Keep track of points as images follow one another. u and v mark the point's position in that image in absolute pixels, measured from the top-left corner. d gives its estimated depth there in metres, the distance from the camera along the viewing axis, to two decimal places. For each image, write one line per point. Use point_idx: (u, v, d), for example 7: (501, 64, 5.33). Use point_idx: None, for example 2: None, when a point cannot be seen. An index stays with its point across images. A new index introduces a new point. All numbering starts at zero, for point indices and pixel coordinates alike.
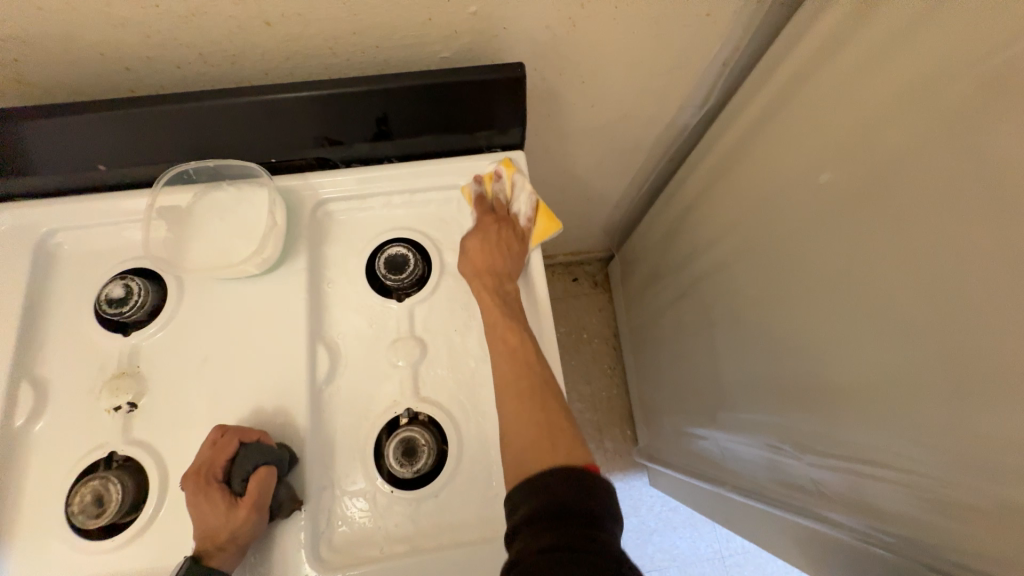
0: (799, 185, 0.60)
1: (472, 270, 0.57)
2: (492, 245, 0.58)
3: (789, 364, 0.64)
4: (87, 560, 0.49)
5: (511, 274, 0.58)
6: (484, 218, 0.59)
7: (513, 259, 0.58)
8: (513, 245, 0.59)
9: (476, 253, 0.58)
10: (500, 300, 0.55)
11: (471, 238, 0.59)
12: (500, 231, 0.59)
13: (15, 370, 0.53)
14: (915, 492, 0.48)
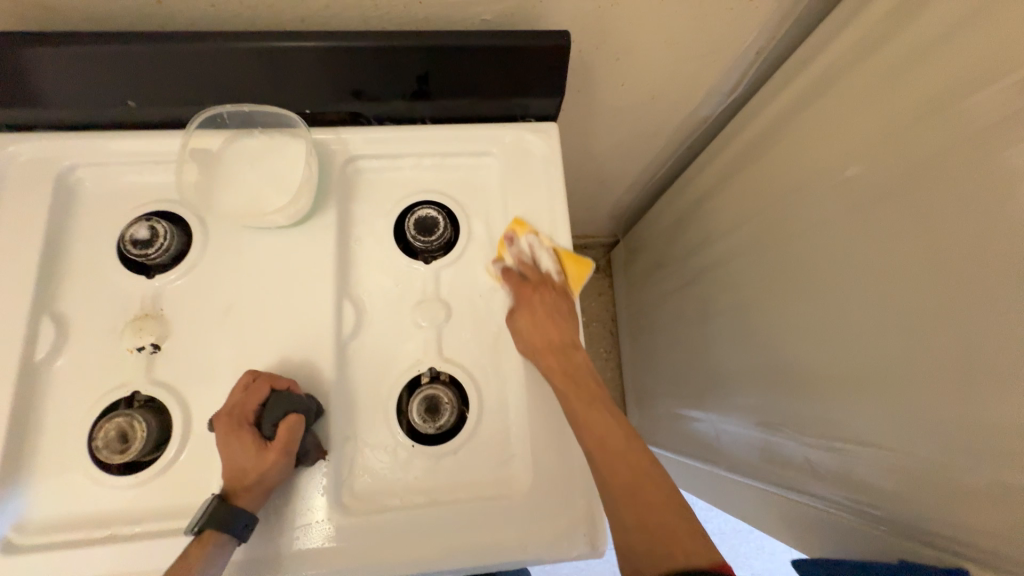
0: (816, 178, 0.61)
1: (535, 354, 0.54)
2: (546, 320, 0.55)
3: (789, 350, 0.66)
4: (107, 495, 0.49)
5: (573, 342, 0.55)
6: (524, 294, 0.57)
7: (569, 325, 0.56)
8: (563, 308, 0.57)
9: (534, 332, 0.55)
10: (568, 372, 0.53)
11: (520, 316, 0.56)
12: (547, 302, 0.57)
13: (36, 305, 0.52)
14: (905, 472, 0.50)
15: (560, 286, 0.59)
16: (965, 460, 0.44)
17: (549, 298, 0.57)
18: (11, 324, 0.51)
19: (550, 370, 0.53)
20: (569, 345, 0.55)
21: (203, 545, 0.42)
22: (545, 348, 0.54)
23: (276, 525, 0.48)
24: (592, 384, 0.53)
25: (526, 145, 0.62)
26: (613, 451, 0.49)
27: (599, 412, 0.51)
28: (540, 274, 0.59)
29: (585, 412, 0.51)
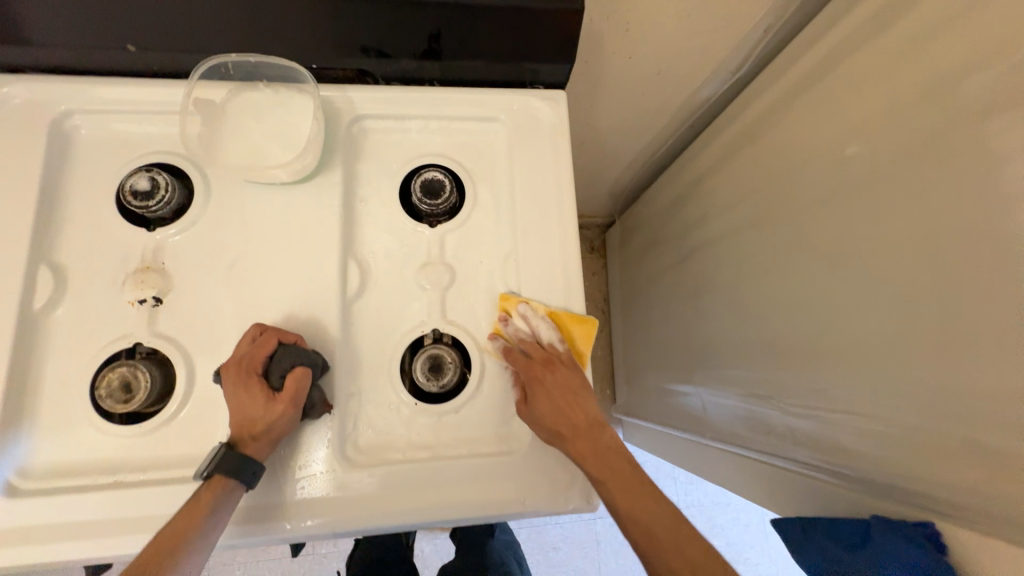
0: (815, 157, 0.62)
1: (564, 446, 0.51)
2: (565, 405, 0.52)
3: (779, 325, 0.68)
4: (110, 443, 0.50)
5: (595, 419, 0.52)
6: (536, 379, 0.53)
7: (587, 400, 0.53)
8: (577, 383, 0.53)
9: (557, 421, 0.51)
10: (600, 458, 0.50)
11: (538, 403, 0.52)
12: (560, 381, 0.53)
13: (33, 253, 0.51)
14: (880, 435, 0.53)
15: (567, 357, 0.56)
16: (941, 424, 0.47)
17: (561, 376, 0.53)
18: (9, 272, 0.50)
19: (583, 460, 0.50)
20: (595, 426, 0.52)
21: (213, 489, 0.43)
22: (572, 439, 0.51)
23: (282, 473, 0.50)
24: (626, 463, 0.51)
25: (534, 113, 0.62)
26: (661, 541, 0.47)
27: (640, 498, 0.49)
28: (545, 350, 0.55)
29: (624, 499, 0.49)
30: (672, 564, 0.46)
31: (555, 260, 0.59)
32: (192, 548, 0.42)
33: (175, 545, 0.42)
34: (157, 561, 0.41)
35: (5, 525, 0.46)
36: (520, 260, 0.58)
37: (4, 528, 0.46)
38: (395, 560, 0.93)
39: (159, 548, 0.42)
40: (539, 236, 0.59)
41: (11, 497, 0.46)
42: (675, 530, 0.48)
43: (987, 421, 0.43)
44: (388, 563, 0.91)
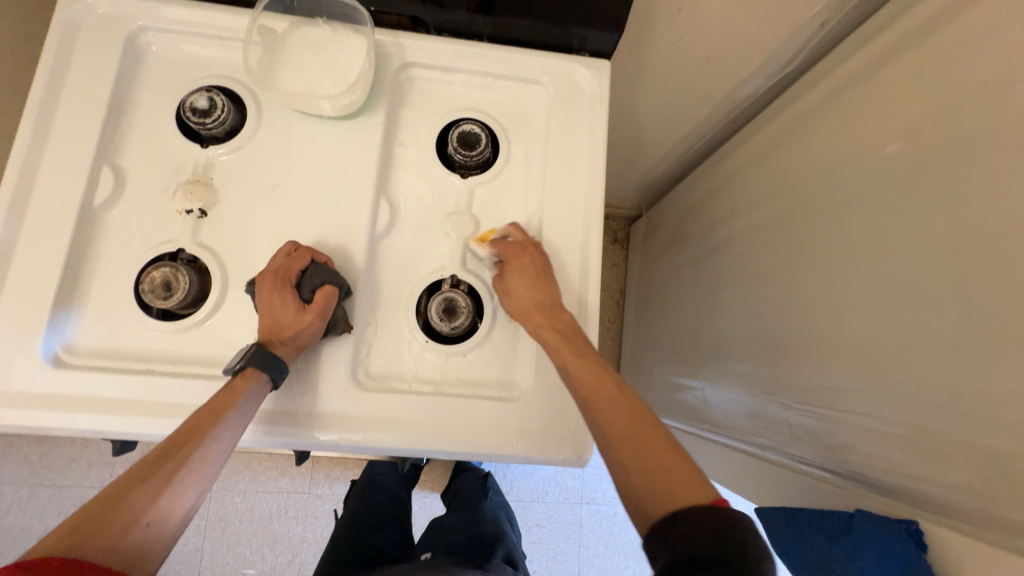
0: (854, 156, 0.61)
1: (524, 316, 0.54)
2: (531, 281, 0.55)
3: (792, 322, 0.68)
4: (147, 336, 0.54)
5: (557, 300, 0.54)
6: (509, 255, 0.56)
7: (552, 283, 0.55)
8: (546, 266, 0.56)
9: (522, 295, 0.54)
10: (556, 330, 0.52)
11: (511, 279, 0.55)
12: (531, 262, 0.56)
13: (98, 153, 0.55)
14: (879, 434, 0.53)
15: (549, 252, 0.57)
16: (943, 425, 0.47)
17: (533, 258, 0.56)
18: (75, 168, 0.54)
19: (541, 332, 0.53)
20: (555, 305, 0.54)
21: (246, 379, 0.49)
22: (531, 310, 0.54)
23: (299, 385, 0.54)
24: (580, 339, 0.52)
25: (576, 79, 0.63)
26: (606, 401, 0.47)
27: (589, 364, 0.49)
28: (525, 234, 0.58)
29: (573, 362, 0.50)
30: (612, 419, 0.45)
31: (577, 223, 0.60)
32: (225, 424, 0.47)
33: (210, 421, 0.47)
34: (202, 428, 0.46)
35: (50, 392, 0.50)
36: (543, 220, 0.60)
37: (48, 395, 0.50)
38: (387, 509, 0.97)
39: (195, 423, 0.47)
40: (564, 199, 0.60)
41: (57, 367, 0.51)
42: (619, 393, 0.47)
43: (991, 424, 0.43)
44: (379, 510, 0.96)
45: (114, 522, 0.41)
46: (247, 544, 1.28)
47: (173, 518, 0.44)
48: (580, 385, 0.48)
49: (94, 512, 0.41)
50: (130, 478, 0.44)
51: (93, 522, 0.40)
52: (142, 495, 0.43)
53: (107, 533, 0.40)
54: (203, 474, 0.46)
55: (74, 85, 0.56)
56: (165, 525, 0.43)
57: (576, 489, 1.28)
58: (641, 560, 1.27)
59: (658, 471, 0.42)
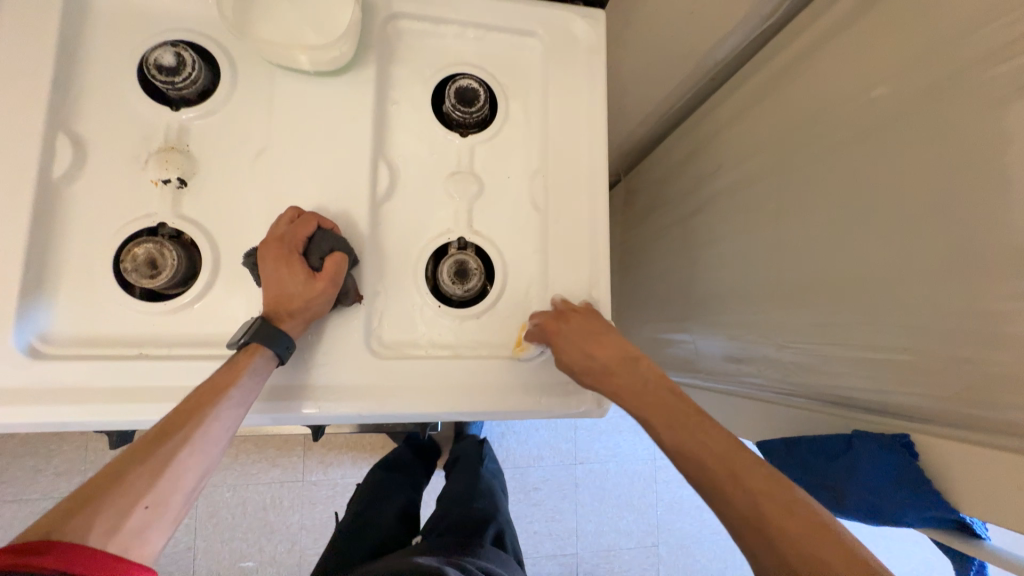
0: (839, 104, 0.63)
1: (600, 384, 0.50)
2: (588, 345, 0.51)
3: (781, 269, 0.71)
4: (134, 319, 0.50)
5: (627, 355, 0.50)
6: (553, 332, 0.52)
7: (613, 339, 0.51)
8: (596, 326, 0.52)
9: (585, 365, 0.50)
10: (640, 394, 0.48)
11: (565, 351, 0.51)
12: (579, 329, 0.52)
13: (49, 118, 0.49)
14: (872, 361, 0.58)
15: (587, 310, 0.54)
16: (933, 345, 0.51)
17: (579, 323, 0.52)
18: (24, 136, 0.48)
19: (624, 397, 0.49)
20: (627, 362, 0.49)
21: (249, 355, 0.47)
22: (606, 375, 0.50)
23: (309, 357, 0.52)
24: (671, 394, 0.47)
25: (571, 31, 0.62)
26: (721, 474, 0.41)
27: (690, 428, 0.44)
28: (556, 308, 0.55)
29: (670, 432, 0.45)
30: (733, 500, 0.40)
31: (582, 179, 0.59)
32: (228, 401, 0.45)
33: (212, 399, 0.45)
34: (203, 405, 0.44)
35: (30, 387, 0.46)
36: (548, 177, 0.59)
37: (29, 389, 0.46)
38: (385, 500, 0.96)
39: (195, 403, 0.44)
40: (568, 155, 0.59)
41: (35, 359, 0.46)
42: (731, 457, 0.41)
43: (977, 338, 0.47)
44: (379, 503, 0.95)
45: (109, 503, 0.38)
46: (242, 538, 1.25)
47: (173, 499, 0.41)
48: (686, 462, 0.43)
49: (89, 495, 0.38)
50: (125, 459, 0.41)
51: (88, 504, 0.37)
52: (139, 477, 0.40)
53: (101, 514, 0.37)
54: (205, 454, 0.44)
55: (7, 41, 0.49)
56: (166, 507, 0.40)
57: (570, 450, 1.32)
58: (635, 510, 1.34)
59: (803, 561, 0.36)
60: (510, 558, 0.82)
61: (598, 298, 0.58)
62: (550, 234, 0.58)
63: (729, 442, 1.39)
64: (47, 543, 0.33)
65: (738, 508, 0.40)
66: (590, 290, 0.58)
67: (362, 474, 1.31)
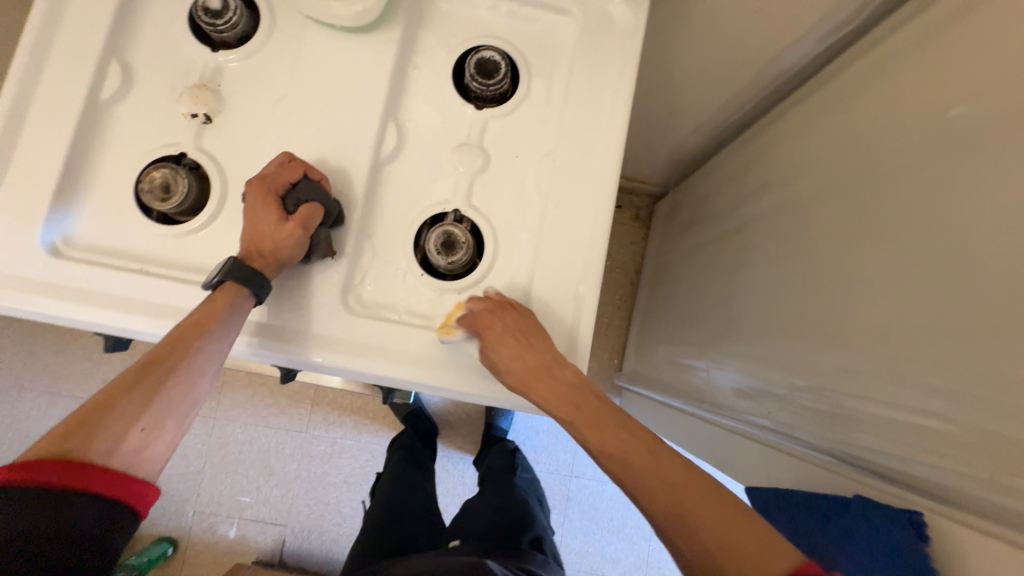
0: (909, 123, 0.55)
1: (524, 388, 0.49)
2: (521, 344, 0.49)
3: (812, 304, 0.63)
4: (143, 237, 0.54)
5: (555, 360, 0.50)
6: (485, 329, 0.50)
7: (543, 341, 0.50)
8: (529, 325, 0.51)
9: (514, 367, 0.49)
10: (561, 398, 0.48)
11: (497, 348, 0.49)
12: (512, 326, 0.50)
13: (106, 46, 0.54)
14: (898, 424, 0.50)
15: (518, 303, 0.53)
16: (974, 416, 0.43)
17: (512, 321, 0.51)
18: (84, 59, 0.53)
19: (546, 400, 0.48)
20: (555, 365, 0.49)
21: (226, 293, 0.48)
22: (533, 376, 0.49)
23: (288, 299, 0.53)
24: (592, 399, 0.48)
25: (609, 13, 0.58)
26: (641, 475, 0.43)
27: (611, 429, 0.46)
28: (495, 299, 0.52)
29: (594, 432, 0.47)
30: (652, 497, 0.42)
31: (593, 168, 0.56)
32: (211, 336, 0.47)
33: (194, 333, 0.47)
34: (184, 341, 0.47)
35: (46, 280, 0.51)
36: (556, 161, 0.56)
37: (43, 282, 0.51)
38: (415, 491, 0.94)
39: (179, 336, 0.47)
40: (583, 142, 0.56)
41: (54, 256, 0.51)
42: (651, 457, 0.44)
43: None
44: (408, 493, 0.93)
45: (109, 423, 0.43)
46: (243, 474, 1.33)
47: (169, 421, 0.46)
48: (607, 458, 0.45)
49: (88, 417, 0.43)
50: (118, 386, 0.45)
51: (87, 421, 0.42)
52: (134, 401, 0.44)
53: (102, 431, 0.42)
54: (192, 384, 0.47)
55: None
56: (160, 430, 0.45)
57: (567, 462, 1.27)
58: (624, 539, 1.26)
59: (718, 546, 0.39)
60: (551, 563, 0.76)
61: (586, 294, 0.54)
62: (548, 220, 0.55)
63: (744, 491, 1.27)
64: (53, 459, 0.40)
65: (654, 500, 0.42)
66: (579, 285, 0.55)
67: (360, 439, 1.35)
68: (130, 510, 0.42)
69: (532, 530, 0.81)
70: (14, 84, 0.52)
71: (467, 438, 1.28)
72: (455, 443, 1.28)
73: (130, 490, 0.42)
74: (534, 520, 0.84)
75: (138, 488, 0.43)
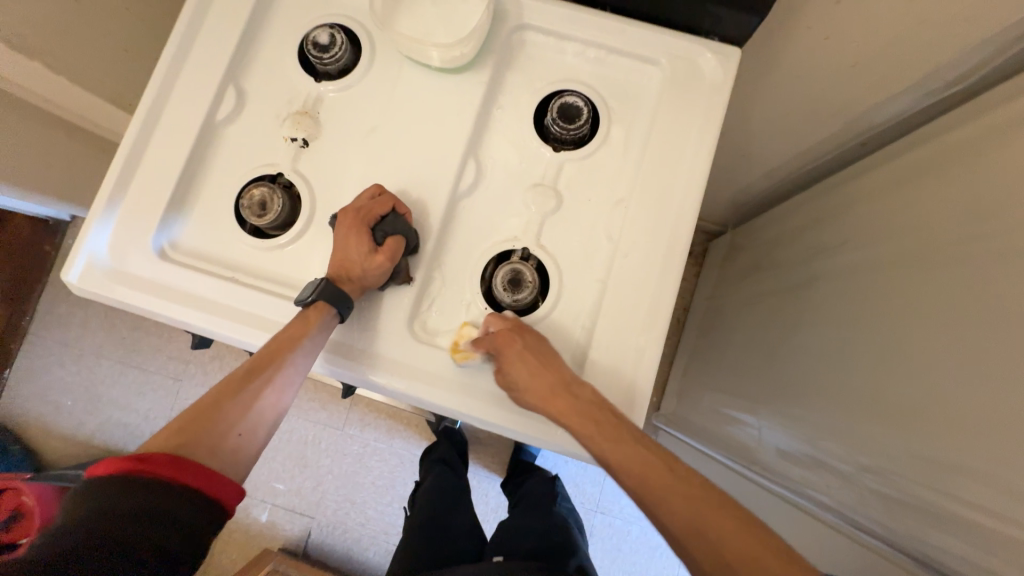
0: (1016, 201, 0.50)
1: (543, 406, 0.50)
2: (538, 367, 0.50)
3: (884, 378, 0.59)
4: (236, 247, 0.58)
5: (571, 382, 0.50)
6: (504, 346, 0.51)
7: (559, 363, 0.51)
8: (547, 348, 0.51)
9: (533, 385, 0.50)
10: (577, 415, 0.48)
11: (517, 370, 0.50)
12: (531, 347, 0.51)
13: (227, 73, 0.60)
14: (988, 532, 0.45)
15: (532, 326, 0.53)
16: None
17: (530, 341, 0.51)
18: (207, 81, 0.59)
19: (566, 417, 0.49)
20: (571, 387, 0.50)
21: (318, 311, 0.51)
22: (549, 398, 0.49)
23: (360, 320, 0.56)
24: (611, 416, 0.48)
25: (698, 65, 0.58)
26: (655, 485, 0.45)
27: (628, 445, 0.47)
28: (513, 319, 0.53)
29: (607, 448, 0.47)
30: (671, 511, 0.44)
31: (666, 218, 0.56)
32: (300, 352, 0.50)
33: (288, 347, 0.50)
34: (276, 355, 0.50)
35: (152, 279, 0.56)
36: (629, 210, 0.56)
37: (150, 280, 0.56)
38: (457, 506, 0.95)
39: (273, 349, 0.51)
40: (658, 192, 0.56)
41: (161, 258, 0.57)
42: (670, 473, 0.45)
43: None
44: (450, 510, 0.93)
45: (216, 426, 0.47)
46: (280, 462, 1.39)
47: (261, 426, 0.50)
48: (627, 475, 0.46)
49: (196, 416, 0.47)
50: (223, 390, 0.50)
51: (197, 423, 0.46)
52: (237, 407, 0.49)
53: (209, 433, 0.46)
54: (282, 393, 0.51)
55: (217, 6, 0.60)
56: (254, 435, 0.49)
57: (593, 496, 1.23)
58: None
59: (737, 562, 0.41)
60: None
61: (647, 346, 0.54)
62: (615, 268, 0.55)
63: None
64: (178, 457, 0.43)
65: (680, 516, 0.43)
66: (641, 336, 0.54)
67: (392, 443, 1.38)
68: (219, 505, 0.43)
69: (575, 557, 0.78)
70: (149, 102, 0.58)
71: (495, 458, 1.28)
72: (483, 461, 1.28)
73: (218, 488, 0.44)
74: (576, 545, 0.82)
75: (229, 484, 0.44)
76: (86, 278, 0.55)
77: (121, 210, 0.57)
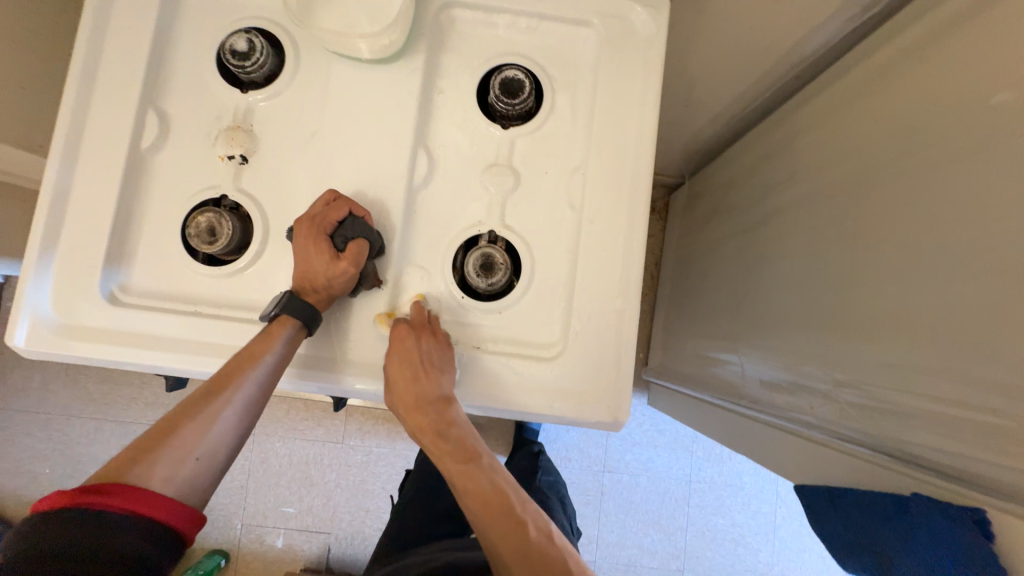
0: (938, 112, 0.54)
1: (402, 411, 0.51)
2: (413, 375, 0.50)
3: (846, 297, 0.63)
4: (190, 278, 0.56)
5: (445, 397, 0.51)
6: (395, 342, 0.51)
7: (439, 376, 0.51)
8: (438, 358, 0.51)
9: (400, 390, 0.50)
10: (436, 431, 0.50)
11: (393, 369, 0.51)
12: (417, 351, 0.51)
13: (144, 97, 0.56)
14: (953, 419, 0.50)
15: (435, 331, 0.53)
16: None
17: (419, 347, 0.51)
18: (124, 109, 0.55)
19: (421, 428, 0.51)
20: (439, 401, 0.51)
21: (281, 325, 0.50)
22: (410, 408, 0.50)
23: (335, 331, 0.54)
24: (466, 436, 0.51)
25: (631, 22, 0.58)
26: (478, 498, 0.49)
27: (475, 470, 0.50)
28: (422, 317, 0.53)
29: (450, 464, 0.50)
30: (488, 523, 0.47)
31: (624, 179, 0.56)
32: (260, 365, 0.49)
33: (249, 362, 0.49)
34: (237, 371, 0.49)
35: (107, 326, 0.53)
36: (587, 176, 0.57)
37: (103, 328, 0.53)
38: None
39: (233, 366, 0.49)
40: (611, 154, 0.57)
41: (113, 303, 0.54)
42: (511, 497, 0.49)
43: None
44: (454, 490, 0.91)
45: (175, 451, 0.46)
46: (285, 486, 1.37)
47: (222, 450, 0.48)
48: (467, 494, 0.49)
49: (153, 440, 0.46)
50: (183, 409, 0.48)
51: (152, 451, 0.45)
52: (192, 428, 0.47)
53: (173, 463, 0.45)
54: (244, 412, 0.50)
55: (116, 25, 0.56)
56: (215, 458, 0.48)
57: (599, 456, 1.27)
58: (660, 529, 1.26)
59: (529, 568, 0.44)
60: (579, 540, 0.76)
61: (625, 307, 0.55)
62: (583, 235, 0.56)
63: (777, 479, 1.28)
64: (123, 486, 0.42)
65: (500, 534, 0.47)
66: (618, 298, 0.55)
67: (394, 446, 1.38)
68: (172, 531, 0.43)
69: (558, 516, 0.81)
70: (62, 141, 0.54)
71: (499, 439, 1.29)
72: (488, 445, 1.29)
73: (174, 514, 0.44)
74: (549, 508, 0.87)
75: (185, 511, 0.44)
76: (35, 337, 0.52)
77: (56, 261, 0.54)
